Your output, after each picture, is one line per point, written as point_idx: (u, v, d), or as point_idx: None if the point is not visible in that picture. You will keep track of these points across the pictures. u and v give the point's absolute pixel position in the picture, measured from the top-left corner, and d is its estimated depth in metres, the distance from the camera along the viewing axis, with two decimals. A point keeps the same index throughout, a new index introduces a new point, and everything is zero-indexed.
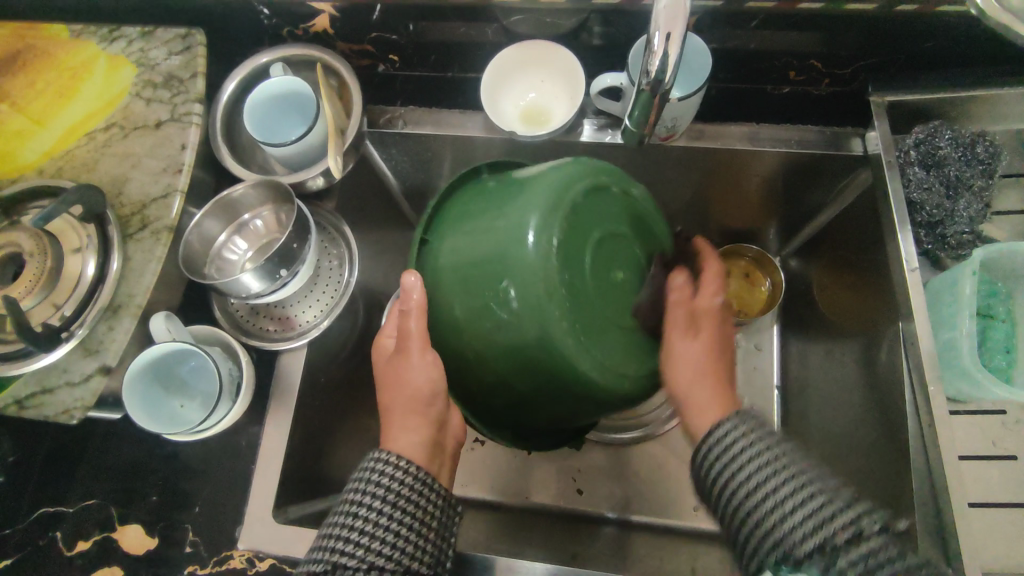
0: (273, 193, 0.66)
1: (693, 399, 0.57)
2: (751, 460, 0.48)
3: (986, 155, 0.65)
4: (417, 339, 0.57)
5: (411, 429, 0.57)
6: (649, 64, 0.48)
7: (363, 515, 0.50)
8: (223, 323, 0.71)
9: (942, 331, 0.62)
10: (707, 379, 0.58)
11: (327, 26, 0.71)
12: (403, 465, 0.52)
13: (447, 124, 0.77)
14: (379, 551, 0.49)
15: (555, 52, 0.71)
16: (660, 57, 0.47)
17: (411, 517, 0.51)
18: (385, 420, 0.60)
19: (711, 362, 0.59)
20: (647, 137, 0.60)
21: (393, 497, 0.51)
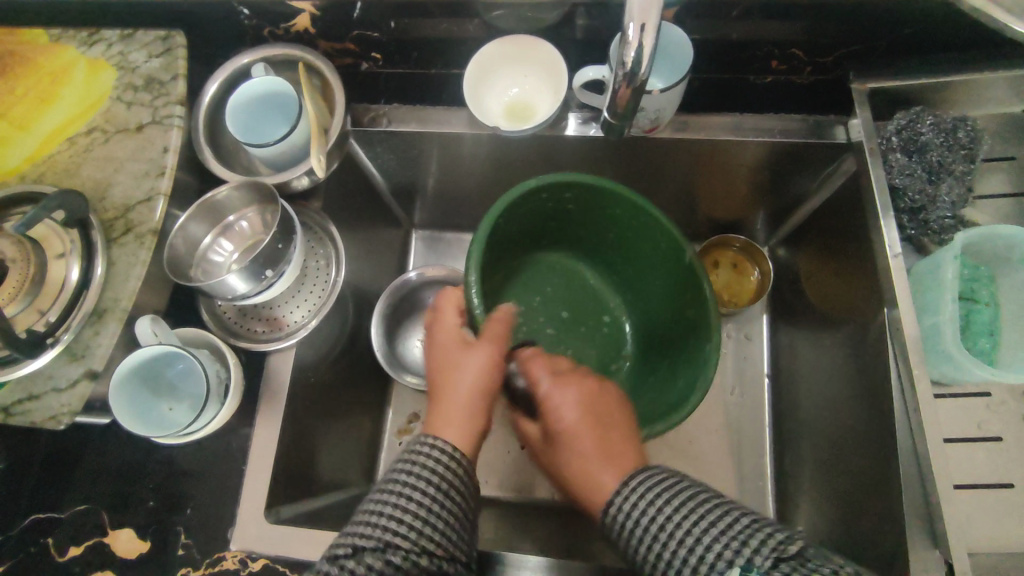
0: (256, 193, 0.66)
1: (581, 450, 0.56)
2: (661, 504, 0.49)
3: (968, 139, 0.66)
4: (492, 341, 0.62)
5: (458, 421, 0.57)
6: (625, 54, 0.48)
7: (416, 498, 0.50)
8: (210, 325, 0.71)
9: (927, 316, 0.62)
10: (591, 435, 0.57)
11: (308, 25, 0.71)
12: (458, 456, 0.54)
13: (432, 121, 0.77)
14: (434, 537, 0.49)
15: (537, 46, 0.71)
16: (635, 47, 0.47)
17: (457, 505, 0.52)
18: (436, 400, 0.60)
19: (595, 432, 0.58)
20: (623, 125, 0.60)
21: (444, 482, 0.52)
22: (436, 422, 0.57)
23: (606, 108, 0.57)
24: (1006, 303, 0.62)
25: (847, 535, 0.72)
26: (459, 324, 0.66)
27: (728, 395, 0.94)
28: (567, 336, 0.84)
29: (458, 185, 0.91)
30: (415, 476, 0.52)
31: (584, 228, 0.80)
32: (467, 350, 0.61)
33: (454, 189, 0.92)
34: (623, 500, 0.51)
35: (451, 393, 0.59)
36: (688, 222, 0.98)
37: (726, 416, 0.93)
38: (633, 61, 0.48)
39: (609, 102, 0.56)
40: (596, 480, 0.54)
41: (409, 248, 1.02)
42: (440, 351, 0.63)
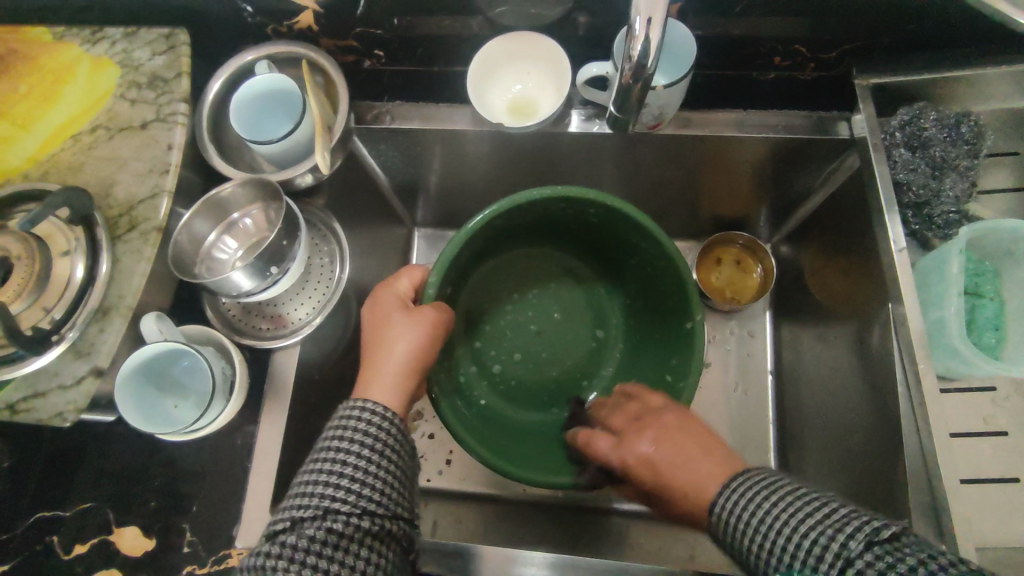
0: (260, 190, 0.66)
1: (675, 478, 0.53)
2: (754, 503, 0.48)
3: (971, 134, 0.66)
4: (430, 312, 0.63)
5: (389, 382, 0.58)
6: (632, 47, 0.48)
7: (352, 461, 0.51)
8: (214, 322, 0.71)
9: (932, 310, 0.62)
10: (668, 458, 0.55)
11: (311, 23, 0.71)
12: (391, 418, 0.54)
13: (436, 118, 0.77)
14: (372, 499, 0.49)
15: (540, 43, 0.71)
16: (641, 40, 0.47)
17: (394, 466, 0.52)
18: (368, 362, 0.61)
19: (679, 447, 0.55)
20: (634, 113, 0.60)
21: (378, 446, 0.52)
22: (363, 386, 0.58)
23: (615, 97, 0.57)
24: (1010, 297, 0.62)
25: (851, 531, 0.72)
26: (404, 293, 0.67)
27: (732, 392, 0.94)
28: (552, 334, 0.85)
29: (460, 183, 0.91)
30: (347, 443, 0.52)
31: (599, 236, 0.79)
32: (399, 318, 0.62)
33: (457, 187, 0.92)
34: (727, 502, 0.50)
35: (381, 357, 0.60)
36: (691, 219, 0.98)
37: (730, 413, 0.93)
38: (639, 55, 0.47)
39: (618, 94, 0.56)
40: (696, 488, 0.52)
41: (412, 246, 1.03)
42: (376, 314, 0.64)
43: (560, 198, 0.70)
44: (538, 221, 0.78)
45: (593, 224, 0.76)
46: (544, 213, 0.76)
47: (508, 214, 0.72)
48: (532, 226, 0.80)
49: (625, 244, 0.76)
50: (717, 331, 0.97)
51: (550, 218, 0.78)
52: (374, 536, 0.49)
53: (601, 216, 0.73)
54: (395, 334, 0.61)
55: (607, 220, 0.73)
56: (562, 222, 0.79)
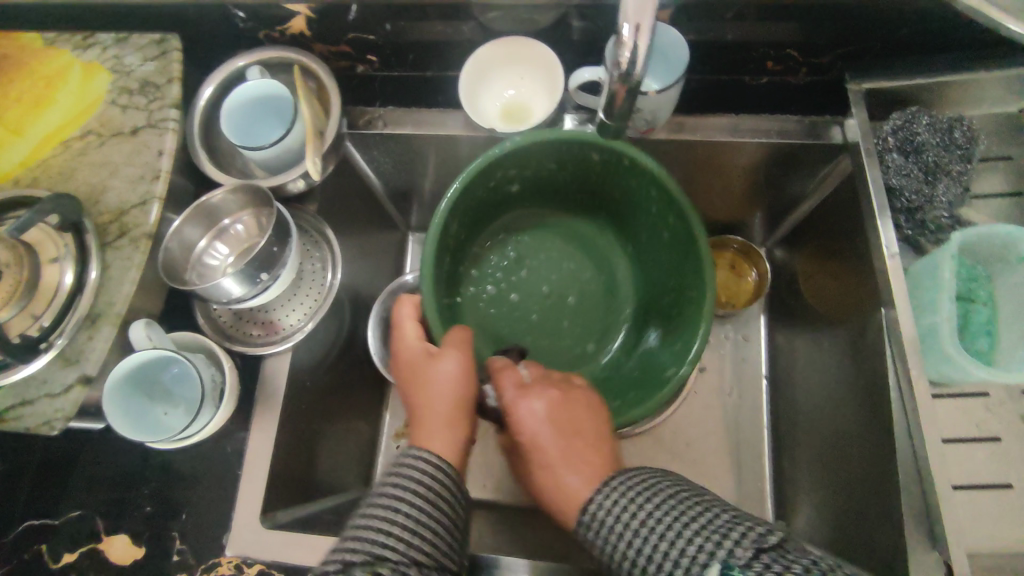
0: (251, 196, 0.66)
1: (545, 459, 0.57)
2: (628, 510, 0.49)
3: (964, 139, 0.66)
4: (458, 346, 0.64)
5: (443, 433, 0.58)
6: (620, 55, 0.47)
7: (406, 508, 0.50)
8: (205, 328, 0.70)
9: (925, 316, 0.61)
10: (553, 441, 0.57)
11: (303, 28, 0.71)
12: (449, 467, 0.54)
13: (429, 124, 0.77)
14: (425, 549, 0.48)
15: (533, 48, 0.72)
16: (630, 49, 0.47)
17: (449, 520, 0.52)
18: (416, 418, 0.61)
19: (577, 438, 0.58)
20: (621, 124, 0.60)
21: (433, 493, 0.52)
22: (415, 437, 0.58)
23: (604, 106, 0.57)
24: (1004, 303, 0.62)
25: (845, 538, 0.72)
26: (419, 337, 0.67)
27: (727, 397, 0.94)
28: (563, 288, 0.84)
29: (454, 188, 0.91)
30: (405, 488, 0.51)
31: (597, 189, 0.78)
32: (434, 362, 0.63)
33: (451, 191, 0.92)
34: (602, 502, 0.51)
35: (427, 406, 0.60)
36: None
37: (725, 418, 0.92)
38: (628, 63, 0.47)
39: (606, 102, 0.56)
40: (566, 481, 0.55)
41: (406, 250, 1.03)
42: (406, 368, 0.65)
43: (555, 150, 0.70)
44: (539, 177, 0.77)
45: (594, 174, 0.75)
46: (540, 168, 0.75)
47: (504, 167, 0.72)
48: (530, 185, 0.79)
49: (619, 187, 0.75)
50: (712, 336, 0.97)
51: (547, 172, 0.76)
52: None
53: (596, 160, 0.72)
54: (435, 380, 0.62)
55: (607, 167, 0.73)
56: (559, 178, 0.78)
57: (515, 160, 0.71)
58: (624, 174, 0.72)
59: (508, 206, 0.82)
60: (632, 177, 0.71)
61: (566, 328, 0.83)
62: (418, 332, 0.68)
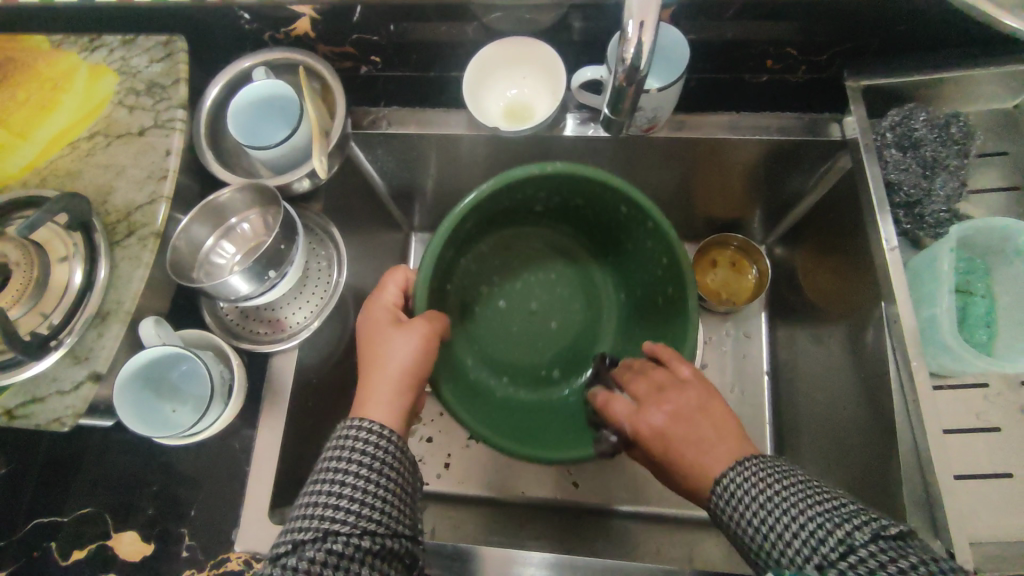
0: (256, 195, 0.67)
1: (682, 454, 0.55)
2: (760, 491, 0.49)
3: (960, 135, 0.67)
4: (422, 320, 0.64)
5: (388, 401, 0.59)
6: (624, 51, 0.48)
7: (349, 480, 0.51)
8: (212, 326, 0.71)
9: (924, 307, 0.62)
10: (682, 430, 0.56)
11: (308, 29, 0.72)
12: (387, 433, 0.55)
13: (432, 123, 0.78)
14: (372, 518, 0.50)
15: (536, 48, 0.72)
16: (634, 44, 0.47)
17: (393, 481, 0.53)
18: (364, 379, 0.62)
19: (707, 418, 0.56)
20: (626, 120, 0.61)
21: (376, 461, 0.53)
22: (359, 399, 0.60)
23: (608, 103, 0.58)
24: (1002, 295, 0.63)
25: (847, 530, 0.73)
26: (390, 304, 0.68)
27: (729, 393, 0.94)
28: (550, 309, 0.85)
29: (456, 187, 0.92)
30: (345, 463, 0.52)
31: (602, 225, 0.79)
32: (395, 328, 0.63)
33: (453, 190, 0.93)
34: (730, 484, 0.51)
35: (377, 369, 0.61)
36: (685, 221, 0.99)
37: None
38: (632, 58, 0.48)
39: (610, 99, 0.57)
40: (702, 465, 0.54)
41: (410, 250, 1.04)
42: (369, 327, 0.66)
43: (567, 180, 0.70)
44: (553, 202, 0.78)
45: (611, 216, 0.76)
46: (563, 195, 0.75)
47: (530, 187, 0.72)
48: (544, 206, 0.80)
49: (639, 242, 0.76)
50: (713, 333, 0.97)
51: (568, 202, 0.77)
52: (374, 555, 0.49)
53: (624, 213, 0.72)
54: (391, 347, 0.62)
55: (635, 225, 0.73)
56: (578, 208, 0.78)
57: (543, 184, 0.71)
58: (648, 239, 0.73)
59: (517, 221, 0.83)
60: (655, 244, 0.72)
61: (540, 352, 0.84)
62: (394, 300, 0.68)
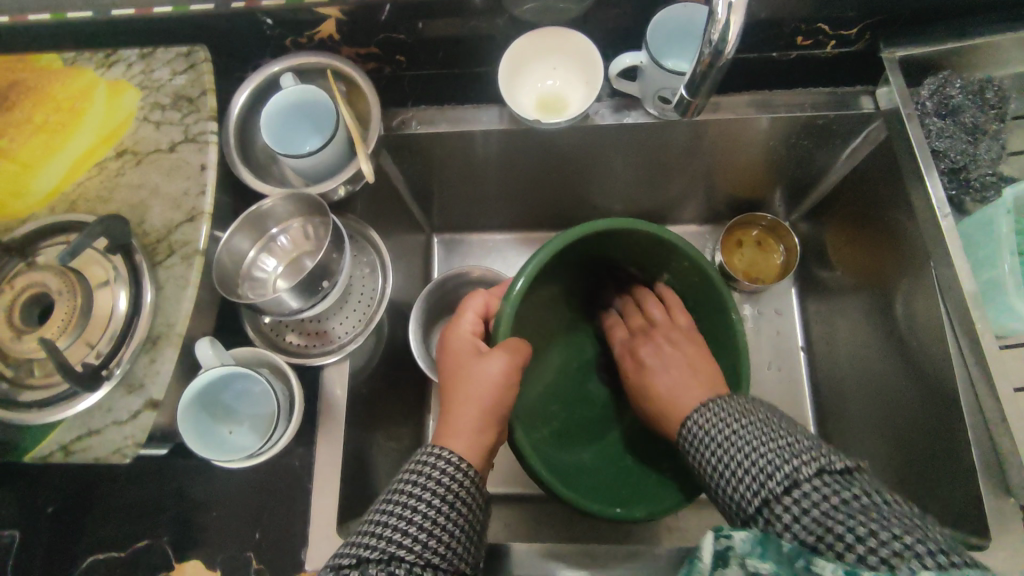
0: (298, 203, 0.64)
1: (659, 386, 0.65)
2: (722, 427, 0.52)
3: (997, 99, 0.68)
4: (515, 348, 0.62)
5: (470, 430, 0.58)
6: (711, 31, 0.49)
7: (422, 508, 0.51)
8: (257, 342, 0.69)
9: (983, 271, 0.62)
10: (681, 372, 0.65)
11: (333, 31, 0.70)
12: (466, 470, 0.54)
13: (461, 121, 0.77)
14: (438, 553, 0.49)
15: (568, 36, 0.71)
16: (722, 24, 0.48)
17: (464, 519, 0.52)
18: (447, 407, 0.61)
19: (703, 371, 0.64)
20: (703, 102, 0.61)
21: (451, 495, 0.52)
22: (442, 432, 0.59)
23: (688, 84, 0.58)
24: None
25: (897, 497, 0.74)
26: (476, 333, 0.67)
27: (766, 371, 0.95)
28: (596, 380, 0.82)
29: (481, 182, 0.91)
30: (420, 489, 0.52)
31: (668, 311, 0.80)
32: (484, 358, 0.62)
33: (478, 185, 0.92)
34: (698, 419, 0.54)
35: (462, 400, 0.60)
36: (707, 204, 0.99)
37: (767, 391, 0.94)
38: (720, 38, 0.48)
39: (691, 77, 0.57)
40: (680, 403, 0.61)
41: (432, 252, 1.05)
42: (455, 359, 0.65)
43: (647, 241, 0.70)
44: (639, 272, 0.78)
45: (692, 310, 0.76)
46: (653, 263, 0.76)
47: (628, 239, 0.72)
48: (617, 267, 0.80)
49: (702, 328, 0.77)
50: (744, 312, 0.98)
51: (658, 271, 0.78)
52: None
53: (699, 292, 0.74)
54: (475, 373, 0.61)
55: (708, 316, 0.74)
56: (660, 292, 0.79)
57: (640, 240, 0.71)
58: (714, 332, 0.74)
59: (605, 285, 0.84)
60: (721, 340, 0.72)
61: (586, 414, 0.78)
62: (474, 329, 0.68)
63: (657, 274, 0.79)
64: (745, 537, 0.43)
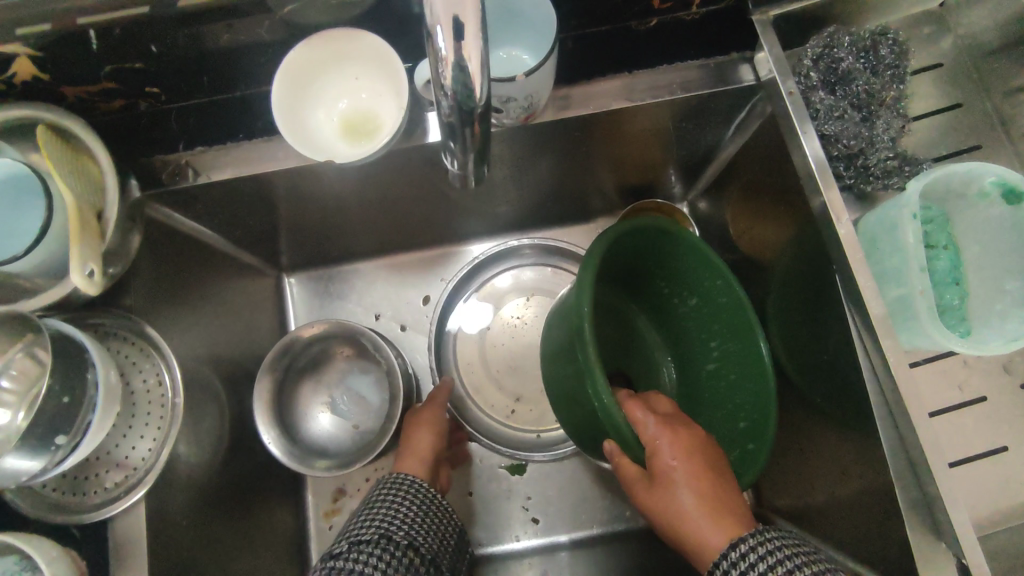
0: (11, 326, 0.48)
1: (678, 507, 0.51)
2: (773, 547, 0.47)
3: (893, 57, 0.55)
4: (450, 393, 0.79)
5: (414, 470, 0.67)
6: (441, 76, 0.33)
7: (407, 518, 0.59)
8: (24, 507, 0.52)
9: (891, 281, 0.52)
10: (704, 494, 0.51)
11: (35, 71, 0.51)
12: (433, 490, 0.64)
13: (255, 163, 0.60)
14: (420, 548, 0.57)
15: (358, 40, 0.54)
16: (452, 64, 0.32)
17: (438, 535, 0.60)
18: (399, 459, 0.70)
19: (721, 489, 0.52)
20: (483, 176, 0.45)
21: (428, 512, 0.61)
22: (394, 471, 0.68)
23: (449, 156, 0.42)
24: (966, 245, 0.53)
25: (821, 523, 0.66)
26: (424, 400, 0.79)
27: None
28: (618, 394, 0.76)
29: (316, 215, 0.75)
30: (405, 500, 0.61)
31: (688, 334, 0.72)
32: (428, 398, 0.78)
33: (315, 218, 0.76)
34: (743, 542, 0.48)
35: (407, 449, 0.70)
36: (593, 199, 0.86)
37: None
38: (455, 85, 0.33)
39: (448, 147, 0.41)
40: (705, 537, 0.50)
41: (286, 296, 0.89)
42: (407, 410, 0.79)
43: (661, 242, 0.64)
44: (660, 286, 0.71)
45: (712, 328, 0.68)
46: (678, 286, 0.69)
47: (642, 246, 0.65)
48: (639, 282, 0.73)
49: (721, 354, 0.68)
50: None
51: (680, 296, 0.70)
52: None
53: (724, 312, 0.65)
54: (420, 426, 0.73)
55: (729, 334, 0.66)
56: (683, 311, 0.71)
57: (663, 244, 0.64)
58: (738, 354, 0.65)
59: (628, 299, 0.77)
60: (746, 357, 0.64)
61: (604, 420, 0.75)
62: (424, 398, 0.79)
63: (681, 300, 0.70)
64: None
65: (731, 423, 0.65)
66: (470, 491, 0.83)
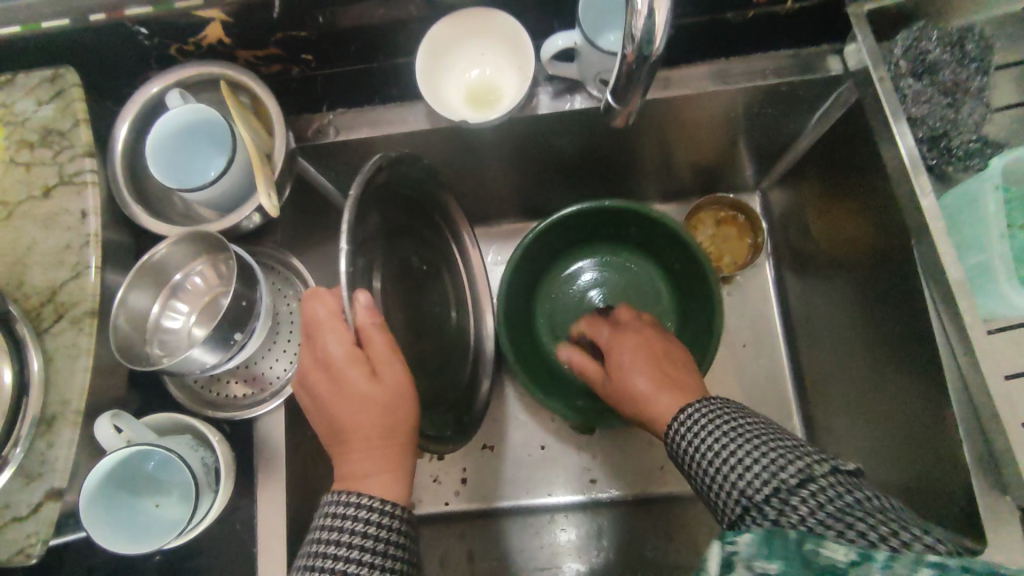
0: (198, 243, 0.58)
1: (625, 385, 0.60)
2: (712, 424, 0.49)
3: (979, 51, 0.60)
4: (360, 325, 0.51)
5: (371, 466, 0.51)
6: (634, 24, 0.42)
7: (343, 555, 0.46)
8: (184, 400, 0.62)
9: (970, 251, 0.56)
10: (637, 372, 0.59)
11: (222, 35, 0.61)
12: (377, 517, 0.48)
13: (388, 123, 0.68)
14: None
15: (496, 19, 0.63)
16: (645, 14, 0.41)
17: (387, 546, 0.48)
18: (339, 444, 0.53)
19: (655, 355, 0.61)
20: (632, 116, 0.53)
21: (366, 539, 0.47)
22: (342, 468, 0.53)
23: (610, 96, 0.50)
24: None
25: (892, 485, 0.69)
26: (335, 347, 0.51)
27: (743, 354, 0.90)
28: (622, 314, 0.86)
29: None
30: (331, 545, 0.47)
31: (655, 254, 0.85)
32: (326, 344, 0.51)
33: None
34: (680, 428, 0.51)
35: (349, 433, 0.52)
36: (670, 182, 0.92)
37: (745, 377, 0.89)
38: (643, 30, 0.41)
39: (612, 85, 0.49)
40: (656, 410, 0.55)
41: None
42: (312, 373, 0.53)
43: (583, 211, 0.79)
44: (614, 233, 0.85)
45: (658, 245, 0.83)
46: (618, 226, 0.83)
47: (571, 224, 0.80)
48: (598, 234, 0.84)
49: (677, 262, 0.82)
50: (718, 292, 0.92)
51: (660, 262, 0.85)
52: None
53: (696, 278, 0.79)
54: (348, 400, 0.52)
55: (672, 247, 0.80)
56: (642, 238, 0.83)
57: (640, 218, 0.79)
58: (691, 266, 0.79)
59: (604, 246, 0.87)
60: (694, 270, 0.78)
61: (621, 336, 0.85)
62: (336, 345, 0.52)
63: (662, 268, 0.85)
64: (750, 539, 0.40)
65: (703, 326, 0.79)
66: (541, 445, 0.85)
